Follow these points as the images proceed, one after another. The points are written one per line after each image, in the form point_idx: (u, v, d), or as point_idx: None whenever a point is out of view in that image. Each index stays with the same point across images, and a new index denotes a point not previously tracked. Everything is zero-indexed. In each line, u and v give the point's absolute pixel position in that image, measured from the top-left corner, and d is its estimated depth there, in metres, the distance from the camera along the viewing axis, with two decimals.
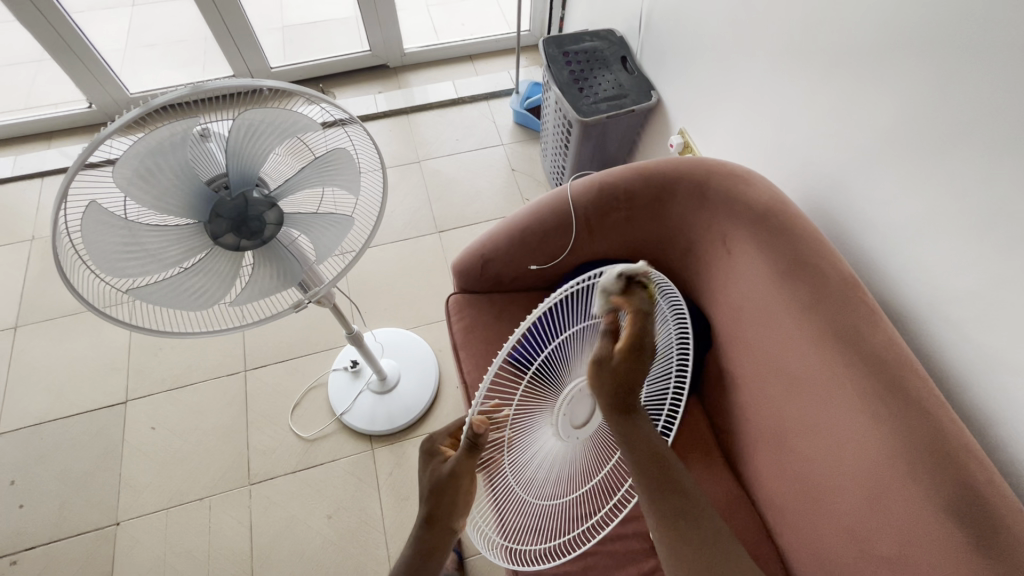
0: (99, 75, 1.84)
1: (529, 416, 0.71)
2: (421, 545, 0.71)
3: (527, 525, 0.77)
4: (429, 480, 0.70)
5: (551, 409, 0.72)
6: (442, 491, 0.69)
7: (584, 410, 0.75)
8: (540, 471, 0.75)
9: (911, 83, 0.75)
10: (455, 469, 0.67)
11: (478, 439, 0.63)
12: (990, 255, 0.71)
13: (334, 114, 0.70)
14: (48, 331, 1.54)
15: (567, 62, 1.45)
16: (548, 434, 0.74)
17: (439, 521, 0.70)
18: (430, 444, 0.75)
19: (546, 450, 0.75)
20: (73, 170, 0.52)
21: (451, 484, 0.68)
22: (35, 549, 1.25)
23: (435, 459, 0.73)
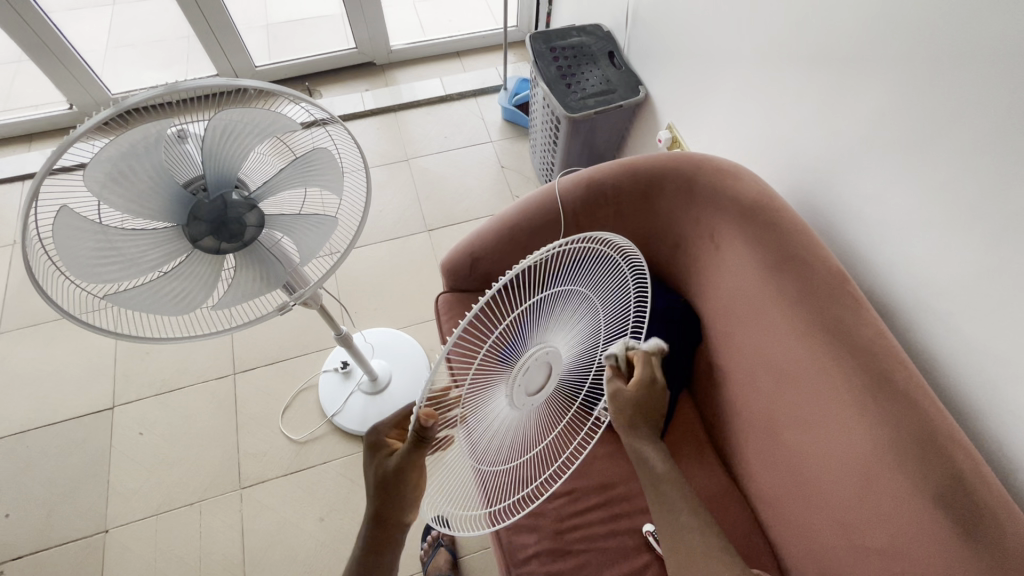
0: (79, 76, 1.81)
1: (484, 390, 0.63)
2: (370, 541, 0.68)
3: (501, 483, 0.77)
4: (374, 475, 0.66)
5: (507, 379, 0.65)
6: (388, 485, 0.65)
7: (539, 377, 0.71)
8: (494, 440, 0.72)
9: (904, 69, 0.74)
10: (401, 464, 0.63)
11: (426, 432, 0.58)
12: (980, 245, 0.70)
13: (315, 114, 0.68)
14: (32, 337, 1.52)
15: (554, 58, 1.44)
16: (503, 403, 0.68)
17: (389, 518, 0.67)
18: (375, 436, 0.69)
19: (500, 419, 0.70)
20: (41, 176, 0.51)
21: (399, 478, 0.64)
22: (22, 559, 1.23)
23: (382, 451, 0.67)
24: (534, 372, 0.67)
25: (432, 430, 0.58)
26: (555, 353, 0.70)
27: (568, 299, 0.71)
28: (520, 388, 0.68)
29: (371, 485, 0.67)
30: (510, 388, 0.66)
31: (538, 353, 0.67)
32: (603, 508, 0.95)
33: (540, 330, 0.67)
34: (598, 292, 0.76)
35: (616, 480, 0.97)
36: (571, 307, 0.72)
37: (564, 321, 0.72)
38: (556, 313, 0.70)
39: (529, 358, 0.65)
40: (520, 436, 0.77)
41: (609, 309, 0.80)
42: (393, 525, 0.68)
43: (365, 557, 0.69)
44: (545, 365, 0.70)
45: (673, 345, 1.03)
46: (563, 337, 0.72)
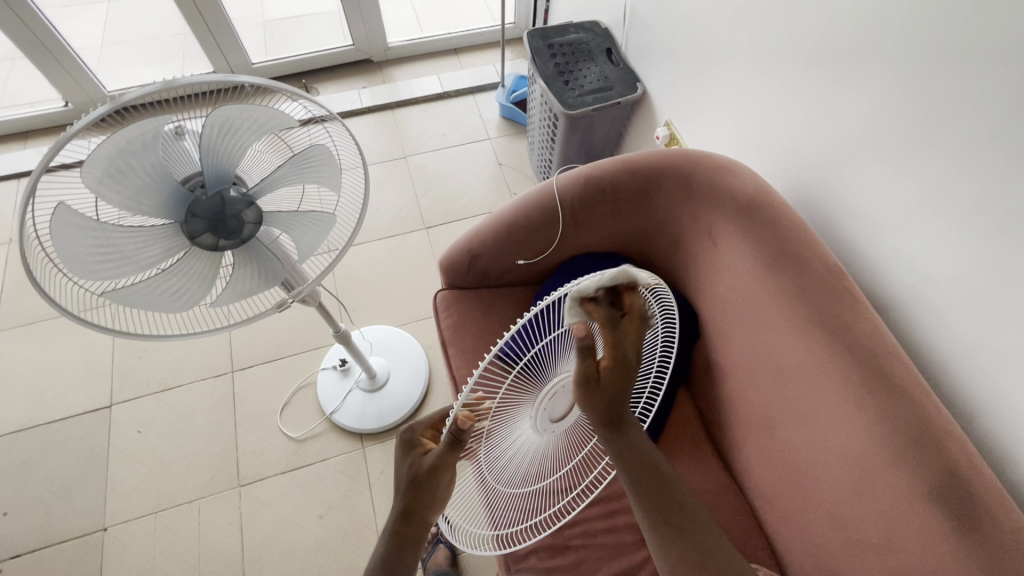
0: (75, 73, 1.80)
1: (508, 408, 0.69)
2: (396, 538, 0.68)
3: (514, 509, 0.77)
4: (408, 472, 0.67)
5: (532, 402, 0.71)
6: (419, 485, 0.66)
7: (563, 405, 0.74)
8: (513, 460, 0.76)
9: (902, 65, 0.74)
10: (435, 463, 0.64)
11: (461, 435, 0.60)
12: (977, 241, 0.71)
13: (313, 111, 0.68)
14: (29, 335, 1.51)
15: (552, 55, 1.44)
16: (527, 426, 0.73)
17: (415, 516, 0.68)
18: (410, 433, 0.70)
19: (522, 440, 0.75)
20: (37, 172, 0.51)
21: (429, 478, 0.65)
22: (19, 558, 1.22)
23: (416, 450, 0.69)
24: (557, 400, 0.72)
25: (468, 433, 0.60)
26: None
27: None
28: (544, 414, 0.72)
29: (402, 484, 0.67)
30: (534, 412, 0.71)
31: (563, 383, 0.71)
32: (603, 505, 0.95)
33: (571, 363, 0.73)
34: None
35: (615, 476, 0.98)
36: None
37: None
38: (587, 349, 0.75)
39: (553, 386, 0.70)
40: (540, 462, 0.79)
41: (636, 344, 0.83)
42: (418, 522, 0.68)
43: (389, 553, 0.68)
44: (570, 396, 0.74)
45: (671, 341, 1.03)
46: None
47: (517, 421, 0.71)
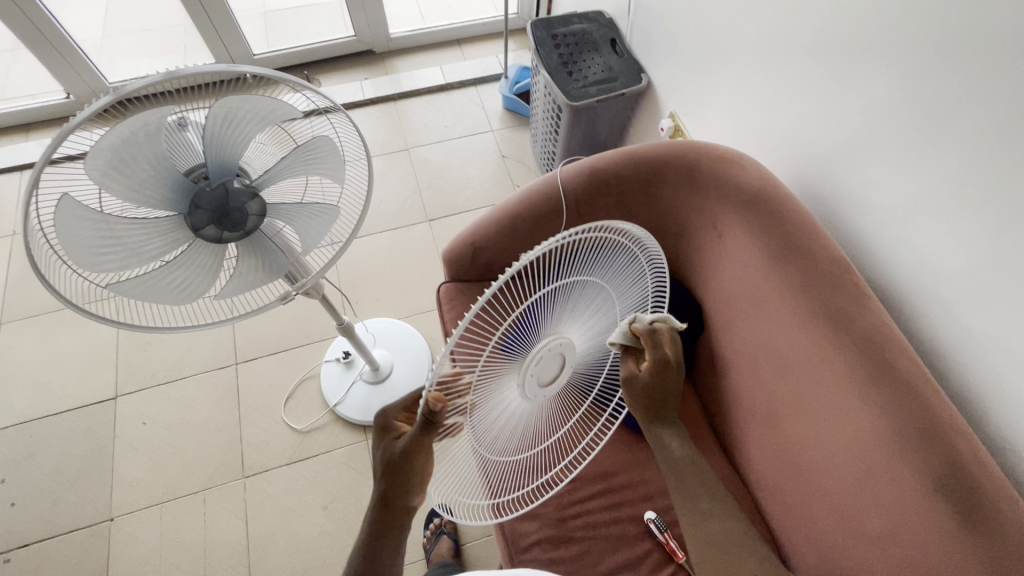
0: (76, 64, 1.79)
1: (494, 377, 0.63)
2: (378, 524, 0.70)
3: (506, 476, 0.77)
4: (382, 458, 0.67)
5: (520, 370, 0.66)
6: (396, 469, 0.65)
7: (552, 367, 0.70)
8: (504, 429, 0.71)
9: (907, 57, 0.73)
10: (408, 447, 0.63)
11: (434, 416, 0.58)
12: (982, 235, 0.70)
13: (317, 103, 0.68)
14: (34, 327, 1.52)
15: (556, 46, 1.42)
16: (515, 393, 0.68)
17: (394, 501, 0.68)
18: (384, 419, 0.70)
19: (512, 408, 0.70)
20: (40, 165, 0.51)
21: (403, 463, 0.65)
22: (27, 547, 1.24)
23: (390, 434, 0.68)
24: (545, 360, 0.67)
25: (441, 413, 0.57)
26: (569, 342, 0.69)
27: (585, 292, 0.70)
28: (533, 380, 0.68)
29: (380, 468, 0.68)
30: (522, 376, 0.66)
31: (552, 343, 0.66)
32: (605, 496, 0.95)
33: (558, 322, 0.68)
34: (615, 283, 0.76)
35: (618, 469, 0.98)
36: (589, 301, 0.72)
37: (582, 314, 0.72)
38: (575, 305, 0.70)
39: (540, 346, 0.65)
40: (529, 426, 0.76)
41: (626, 303, 0.80)
42: (401, 509, 0.69)
43: (373, 542, 0.70)
44: (559, 357, 0.70)
45: (676, 334, 1.02)
46: (579, 333, 0.73)
47: (505, 390, 0.66)
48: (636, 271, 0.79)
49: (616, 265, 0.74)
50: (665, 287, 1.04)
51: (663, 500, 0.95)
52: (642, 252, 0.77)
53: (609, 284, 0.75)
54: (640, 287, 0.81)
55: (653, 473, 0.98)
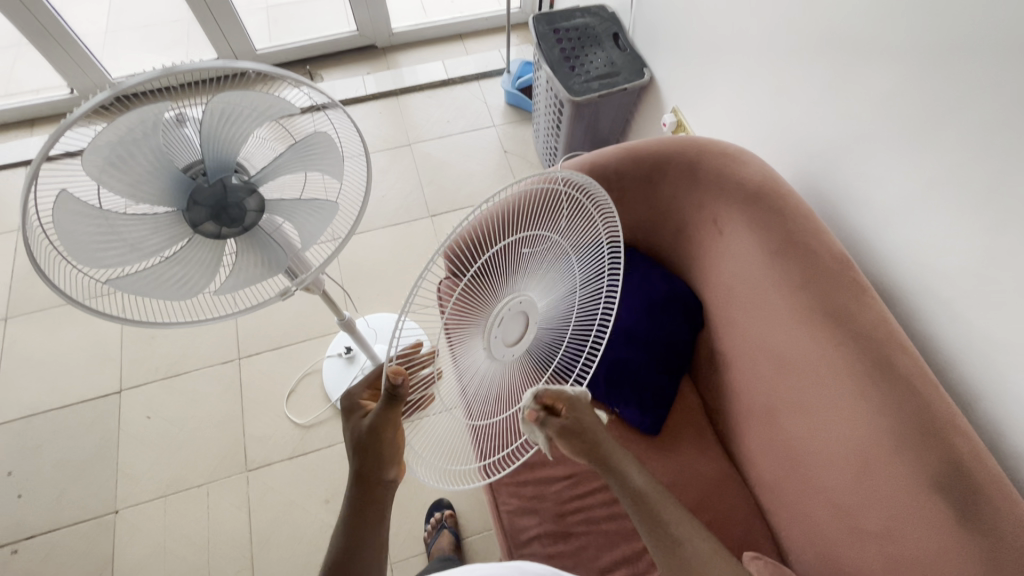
0: (79, 60, 1.79)
1: (460, 338, 0.66)
2: (353, 505, 0.65)
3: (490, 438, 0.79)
4: (351, 437, 0.66)
5: (483, 329, 0.67)
6: (366, 446, 0.65)
7: (517, 328, 0.71)
8: (477, 391, 0.73)
9: (913, 51, 0.72)
10: (375, 423, 0.64)
11: (397, 390, 0.60)
12: (985, 233, 0.69)
13: (316, 99, 0.68)
14: (39, 322, 1.53)
15: (558, 40, 1.41)
16: (482, 355, 0.69)
17: (369, 476, 0.65)
18: (349, 400, 0.69)
19: (481, 370, 0.71)
20: (37, 160, 0.51)
21: (373, 439, 0.65)
22: (34, 539, 1.25)
23: (357, 414, 0.68)
24: (509, 322, 0.67)
25: (402, 387, 0.60)
26: (530, 300, 0.69)
27: (541, 249, 0.71)
28: (498, 340, 0.68)
29: (349, 449, 0.66)
30: (485, 336, 0.67)
31: (512, 303, 0.67)
32: (605, 492, 0.95)
33: (515, 279, 0.69)
34: (573, 239, 0.76)
35: None
36: (547, 258, 0.73)
37: (541, 271, 0.73)
38: (531, 263, 0.71)
39: (500, 306, 0.66)
40: (504, 387, 0.77)
41: (585, 258, 0.79)
42: (379, 485, 0.66)
43: (349, 523, 0.65)
44: (522, 316, 0.70)
45: (676, 331, 1.02)
46: (541, 290, 0.73)
47: (470, 352, 0.68)
48: (589, 229, 0.77)
49: (570, 223, 0.76)
50: (667, 283, 1.03)
51: None
52: (593, 205, 0.75)
53: (566, 240, 0.75)
54: (595, 244, 0.79)
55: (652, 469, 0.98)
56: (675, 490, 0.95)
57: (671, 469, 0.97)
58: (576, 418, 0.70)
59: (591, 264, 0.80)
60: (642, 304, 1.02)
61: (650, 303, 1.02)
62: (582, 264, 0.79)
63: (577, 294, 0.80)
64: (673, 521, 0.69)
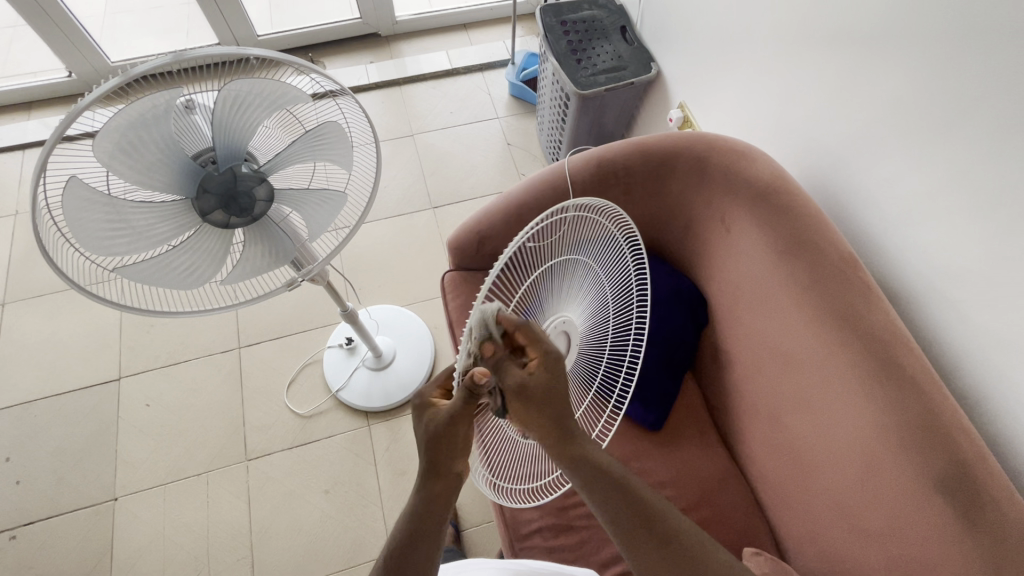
0: (78, 42, 1.76)
1: None
2: (424, 495, 0.67)
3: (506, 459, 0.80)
4: (425, 432, 0.65)
5: None
6: (441, 441, 0.65)
7: (558, 347, 0.76)
8: None
9: (925, 51, 0.72)
10: (452, 414, 0.63)
11: (477, 390, 0.60)
12: (991, 235, 0.70)
13: (325, 86, 0.67)
14: (37, 308, 1.52)
15: (565, 32, 1.40)
16: None
17: (441, 468, 0.66)
18: (420, 399, 0.68)
19: None
20: (51, 143, 0.50)
21: (448, 431, 0.64)
22: (32, 525, 1.25)
23: (429, 410, 0.66)
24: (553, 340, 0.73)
25: (484, 386, 0.60)
26: (570, 322, 0.76)
27: (577, 272, 0.77)
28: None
29: (422, 443, 0.66)
30: None
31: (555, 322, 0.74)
32: None
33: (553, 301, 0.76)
34: (602, 263, 0.79)
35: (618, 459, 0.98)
36: (577, 280, 0.77)
37: (574, 294, 0.77)
38: (569, 284, 0.77)
39: (544, 324, 0.72)
40: None
41: (614, 274, 0.81)
42: (447, 476, 0.67)
43: (420, 511, 0.66)
44: (564, 335, 0.76)
45: (680, 327, 1.02)
46: (579, 312, 0.78)
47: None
48: (608, 232, 0.78)
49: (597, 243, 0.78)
50: (672, 279, 1.03)
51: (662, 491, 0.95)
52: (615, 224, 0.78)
53: (598, 263, 0.79)
54: (620, 260, 0.81)
55: (653, 464, 0.98)
56: (675, 486, 0.96)
57: (671, 465, 0.98)
58: (552, 365, 0.64)
59: (620, 286, 0.83)
60: (647, 300, 1.02)
61: (655, 299, 1.02)
62: (612, 274, 0.81)
63: (610, 320, 0.84)
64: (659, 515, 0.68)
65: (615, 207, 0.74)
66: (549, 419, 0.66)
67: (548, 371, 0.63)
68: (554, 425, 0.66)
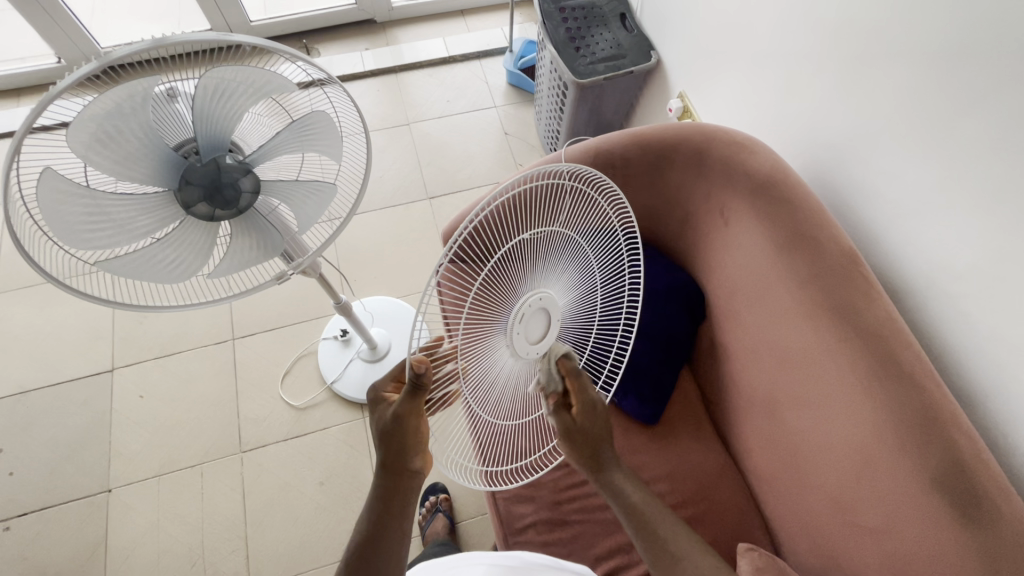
0: (67, 29, 1.72)
1: (479, 338, 0.63)
2: (381, 493, 0.67)
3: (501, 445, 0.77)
4: (377, 426, 0.65)
5: (504, 328, 0.65)
6: (390, 437, 0.64)
7: (540, 326, 0.69)
8: (502, 393, 0.71)
9: (928, 41, 0.70)
10: (399, 412, 0.62)
11: (421, 380, 0.58)
12: (992, 232, 0.69)
13: (312, 74, 0.65)
14: (28, 298, 1.50)
15: (563, 19, 1.36)
16: (504, 354, 0.67)
17: (397, 468, 0.66)
18: (374, 393, 0.69)
19: (504, 369, 0.69)
20: (22, 132, 0.48)
21: (398, 428, 0.64)
22: (26, 516, 1.25)
23: (381, 405, 0.67)
24: (531, 319, 0.65)
25: (427, 376, 0.58)
26: (551, 297, 0.68)
27: (551, 243, 0.69)
28: (522, 338, 0.67)
29: (376, 439, 0.66)
30: (508, 337, 0.65)
31: (535, 301, 0.66)
32: None
33: (535, 274, 0.67)
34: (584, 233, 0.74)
35: None
36: (558, 253, 0.71)
37: (557, 267, 0.71)
38: (552, 257, 0.70)
39: (521, 302, 0.64)
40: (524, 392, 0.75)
41: (599, 254, 0.78)
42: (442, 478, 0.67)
43: (380, 510, 0.66)
44: (545, 313, 0.68)
45: (677, 321, 1.01)
46: (559, 286, 0.71)
47: (494, 353, 0.66)
48: (597, 216, 0.75)
49: (581, 212, 0.73)
50: (669, 272, 1.02)
51: (657, 486, 0.95)
52: (601, 196, 0.74)
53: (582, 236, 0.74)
54: (607, 233, 0.77)
55: (648, 458, 0.97)
56: (670, 480, 0.95)
57: (666, 460, 0.97)
58: (593, 414, 0.70)
59: (605, 256, 0.79)
60: (644, 294, 1.01)
61: (651, 293, 1.01)
62: (598, 257, 0.78)
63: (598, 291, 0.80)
64: (670, 538, 0.69)
65: (596, 175, 0.69)
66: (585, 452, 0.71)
67: (588, 417, 0.70)
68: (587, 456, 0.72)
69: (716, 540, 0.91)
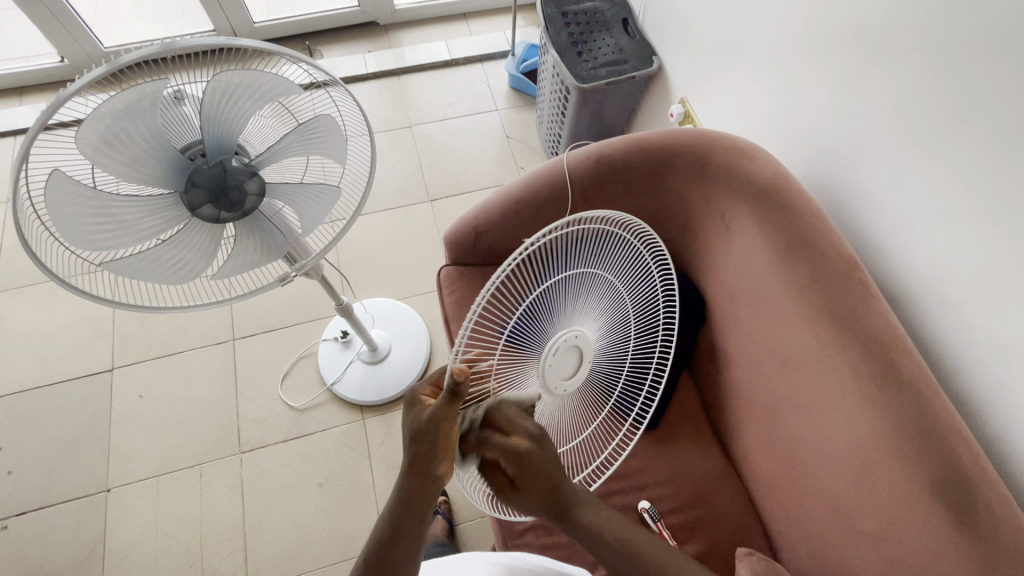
0: (71, 28, 1.73)
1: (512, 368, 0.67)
2: (404, 491, 0.66)
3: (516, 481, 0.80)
4: (409, 428, 0.63)
5: (537, 360, 0.69)
6: (423, 440, 0.62)
7: (571, 363, 0.73)
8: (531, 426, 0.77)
9: (928, 52, 0.71)
10: (436, 415, 0.60)
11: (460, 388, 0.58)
12: (991, 241, 0.69)
13: (317, 76, 0.65)
14: (28, 297, 1.50)
15: (566, 24, 1.37)
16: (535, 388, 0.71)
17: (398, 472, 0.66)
18: (410, 393, 0.66)
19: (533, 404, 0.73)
20: (33, 132, 0.48)
21: (431, 431, 0.61)
22: (24, 515, 1.25)
23: (418, 407, 0.65)
24: (563, 354, 0.69)
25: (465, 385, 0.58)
26: (585, 336, 0.71)
27: (586, 283, 0.72)
28: (552, 373, 0.70)
29: (407, 439, 0.64)
30: (540, 369, 0.69)
31: (569, 338, 0.69)
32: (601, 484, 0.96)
33: (571, 312, 0.71)
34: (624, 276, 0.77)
35: None
36: (598, 293, 0.74)
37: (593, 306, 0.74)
38: (589, 296, 0.73)
39: (555, 337, 0.68)
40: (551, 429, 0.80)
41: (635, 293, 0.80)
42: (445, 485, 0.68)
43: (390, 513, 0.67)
44: (577, 351, 0.72)
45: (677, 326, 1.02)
46: (592, 324, 0.74)
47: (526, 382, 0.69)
48: (635, 254, 0.78)
49: (619, 257, 0.76)
50: None
51: (656, 490, 0.95)
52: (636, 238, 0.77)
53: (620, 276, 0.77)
54: (644, 269, 0.80)
55: (647, 463, 0.98)
56: (669, 484, 0.96)
57: (666, 464, 0.98)
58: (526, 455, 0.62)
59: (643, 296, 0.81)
60: None
61: None
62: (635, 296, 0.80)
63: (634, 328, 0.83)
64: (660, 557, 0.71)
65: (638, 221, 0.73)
66: (542, 501, 0.66)
67: (524, 470, 0.63)
68: (546, 501, 0.66)
69: (715, 544, 0.91)
